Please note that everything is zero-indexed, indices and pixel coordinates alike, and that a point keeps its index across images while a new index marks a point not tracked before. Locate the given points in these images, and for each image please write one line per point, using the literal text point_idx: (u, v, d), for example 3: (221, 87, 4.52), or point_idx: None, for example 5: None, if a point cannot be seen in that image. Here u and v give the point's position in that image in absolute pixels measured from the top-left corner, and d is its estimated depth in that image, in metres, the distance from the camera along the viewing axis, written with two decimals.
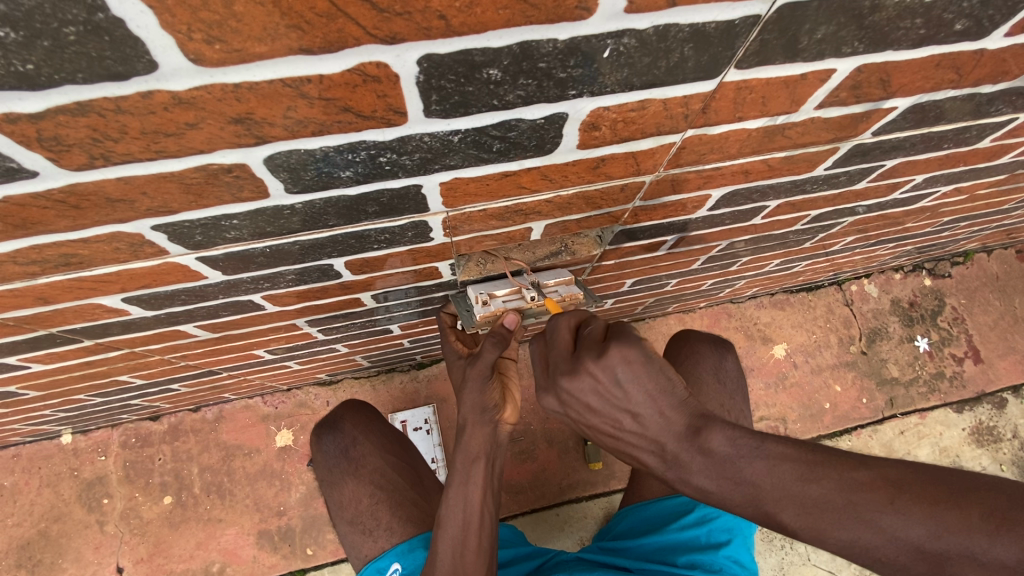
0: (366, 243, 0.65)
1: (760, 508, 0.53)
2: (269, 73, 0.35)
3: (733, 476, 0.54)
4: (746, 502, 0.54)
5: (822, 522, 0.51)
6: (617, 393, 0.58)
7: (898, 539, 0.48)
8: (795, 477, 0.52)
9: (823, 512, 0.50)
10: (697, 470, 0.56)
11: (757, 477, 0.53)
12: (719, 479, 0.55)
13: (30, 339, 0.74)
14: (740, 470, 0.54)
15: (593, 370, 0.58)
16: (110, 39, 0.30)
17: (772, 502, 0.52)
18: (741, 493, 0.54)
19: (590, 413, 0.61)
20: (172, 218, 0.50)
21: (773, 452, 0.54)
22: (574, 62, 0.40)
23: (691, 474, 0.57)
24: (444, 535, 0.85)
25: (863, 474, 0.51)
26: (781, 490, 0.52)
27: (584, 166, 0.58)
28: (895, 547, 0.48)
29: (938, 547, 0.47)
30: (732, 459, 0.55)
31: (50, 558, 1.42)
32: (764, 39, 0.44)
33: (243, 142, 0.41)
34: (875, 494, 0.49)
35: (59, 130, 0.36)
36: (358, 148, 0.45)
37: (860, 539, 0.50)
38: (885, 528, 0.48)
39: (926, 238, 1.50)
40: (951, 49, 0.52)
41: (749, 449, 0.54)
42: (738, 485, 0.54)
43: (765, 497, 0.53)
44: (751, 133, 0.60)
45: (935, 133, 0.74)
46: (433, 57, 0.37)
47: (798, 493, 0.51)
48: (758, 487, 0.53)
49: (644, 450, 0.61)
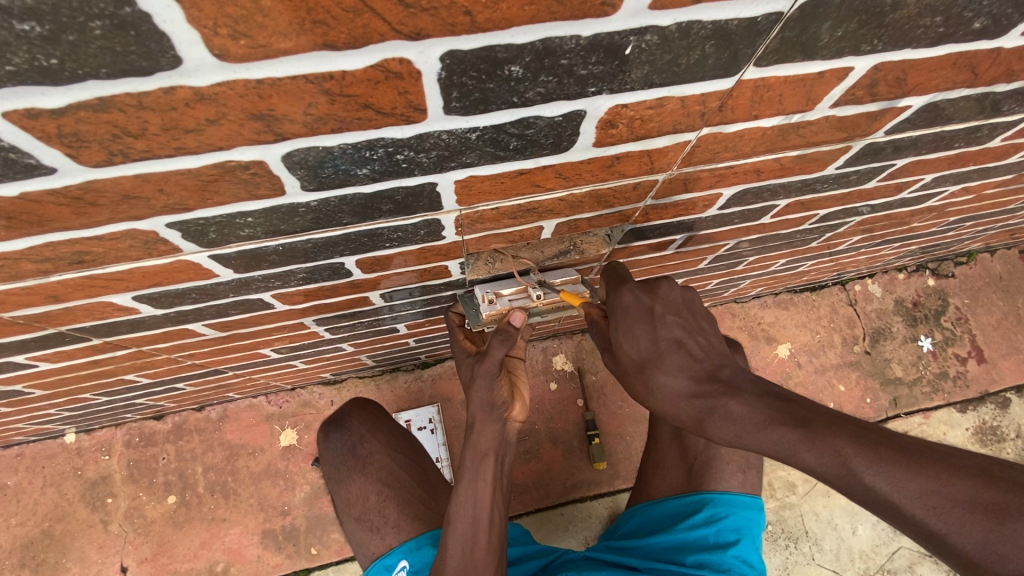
0: (378, 241, 0.65)
1: (812, 436, 0.52)
2: (292, 69, 0.35)
3: (781, 402, 0.57)
4: (793, 423, 0.54)
5: (875, 454, 0.50)
6: (702, 315, 0.65)
7: (953, 483, 0.47)
8: (844, 419, 0.54)
9: (876, 449, 0.50)
10: (750, 390, 0.58)
11: (804, 410, 0.56)
12: (768, 402, 0.56)
13: (39, 337, 0.73)
14: (788, 404, 0.57)
15: (689, 292, 0.67)
16: (135, 33, 0.30)
17: (825, 428, 0.53)
18: (789, 416, 0.55)
19: (678, 314, 0.63)
20: (187, 215, 0.49)
21: (814, 404, 0.58)
22: (596, 58, 0.40)
23: (743, 391, 0.58)
24: (454, 532, 0.84)
25: (909, 437, 0.53)
26: (832, 421, 0.53)
27: (598, 165, 0.58)
28: (950, 493, 0.47)
29: (993, 498, 0.46)
30: (778, 394, 0.59)
31: (54, 558, 1.41)
32: (784, 37, 0.43)
33: (262, 139, 0.41)
34: (926, 447, 0.51)
35: (80, 126, 0.35)
36: (376, 145, 0.44)
37: (915, 478, 0.48)
38: (941, 471, 0.48)
39: (931, 237, 1.50)
40: (968, 48, 0.52)
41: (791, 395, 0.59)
42: (787, 409, 0.56)
43: (816, 424, 0.53)
44: (766, 132, 0.59)
45: (946, 132, 0.74)
46: (456, 54, 0.36)
47: (851, 430, 0.52)
48: (807, 414, 0.55)
49: (702, 361, 0.61)
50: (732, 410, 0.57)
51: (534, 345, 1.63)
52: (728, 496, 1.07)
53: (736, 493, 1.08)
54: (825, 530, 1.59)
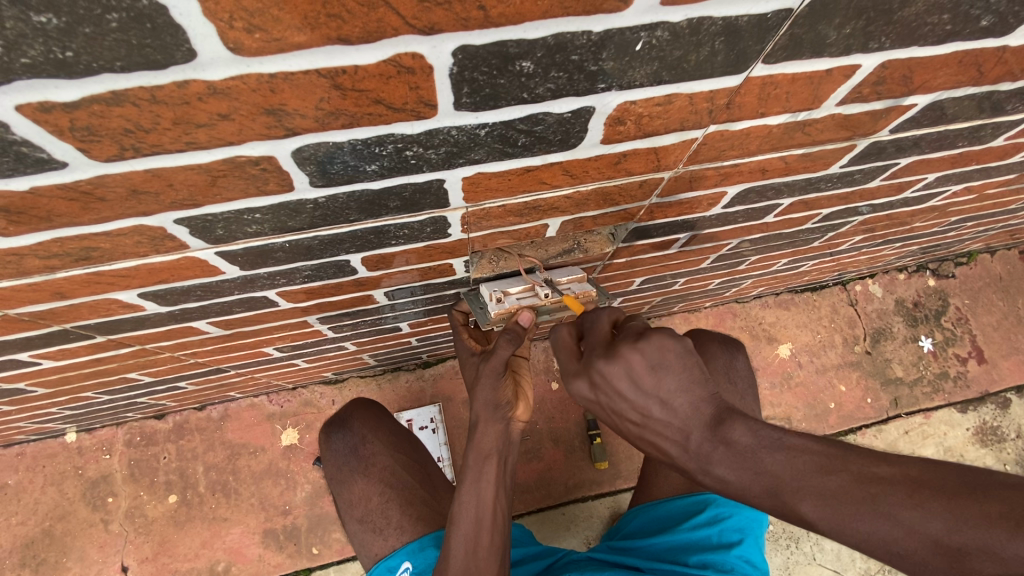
0: (384, 238, 0.65)
1: (778, 500, 0.52)
2: (305, 63, 0.35)
3: (754, 466, 0.54)
4: (762, 492, 0.53)
5: (837, 512, 0.49)
6: (653, 378, 0.58)
7: (915, 532, 0.46)
8: (814, 467, 0.52)
9: (838, 504, 0.49)
10: (719, 460, 0.55)
11: (776, 467, 0.53)
12: (738, 471, 0.54)
13: (44, 334, 0.73)
14: (761, 461, 0.54)
15: (630, 355, 0.59)
16: (151, 26, 0.30)
17: (790, 492, 0.52)
18: (759, 485, 0.53)
19: (621, 399, 0.60)
20: (196, 211, 0.49)
21: (794, 445, 0.53)
22: (606, 54, 0.40)
23: (713, 464, 0.56)
24: (457, 532, 0.84)
25: (881, 468, 0.50)
26: (798, 479, 0.52)
27: (605, 162, 0.58)
28: (914, 541, 0.46)
29: (954, 542, 0.45)
30: (754, 449, 0.54)
31: (54, 557, 1.41)
32: (793, 34, 0.44)
33: (273, 134, 0.41)
34: (892, 487, 0.48)
35: (93, 120, 0.35)
36: (386, 141, 0.45)
37: (877, 533, 0.48)
38: (902, 520, 0.47)
39: (932, 238, 1.50)
40: (975, 46, 0.52)
41: (770, 440, 0.54)
42: (757, 476, 0.53)
43: (783, 488, 0.52)
44: (773, 129, 0.60)
45: (950, 131, 0.74)
46: (469, 49, 0.37)
47: (817, 483, 0.51)
48: (774, 475, 0.53)
49: (667, 439, 0.59)
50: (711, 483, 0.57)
51: (535, 345, 1.63)
52: (730, 496, 1.09)
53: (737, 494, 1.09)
54: None
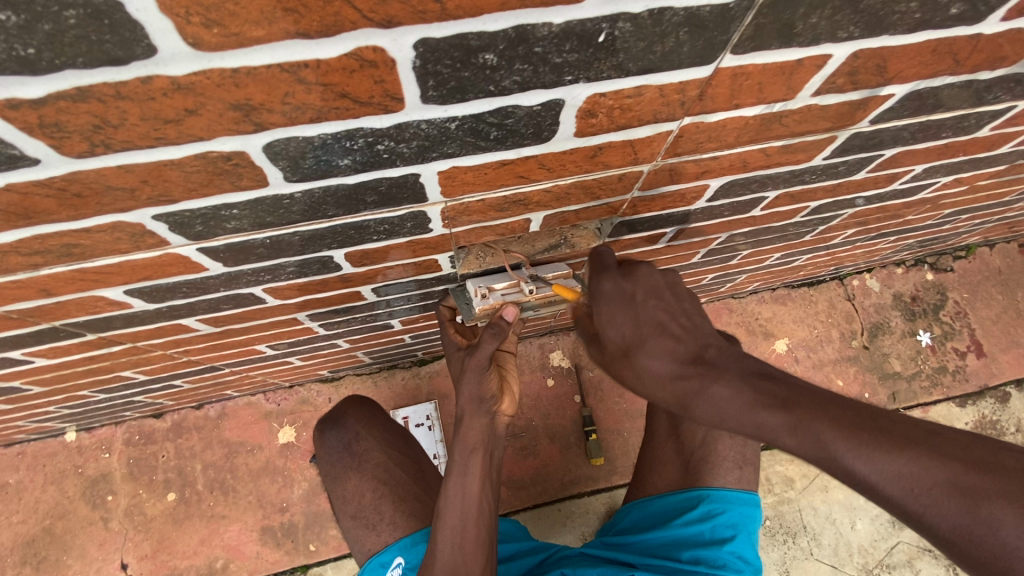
0: (365, 234, 0.66)
1: (793, 416, 0.54)
2: (266, 58, 0.35)
3: (767, 382, 0.58)
4: (776, 406, 0.56)
5: (855, 438, 0.52)
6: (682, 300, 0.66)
7: (933, 469, 0.50)
8: (830, 399, 0.56)
9: (856, 430, 0.53)
10: (733, 368, 0.60)
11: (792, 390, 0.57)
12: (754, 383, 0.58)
13: (34, 332, 0.74)
14: (775, 383, 0.58)
15: (669, 276, 0.67)
16: (109, 22, 0.31)
17: (806, 409, 0.55)
18: (774, 398, 0.56)
19: (656, 301, 0.65)
20: (173, 207, 0.50)
21: (807, 383, 0.59)
22: (569, 46, 0.41)
23: (726, 371, 0.60)
24: (444, 525, 0.85)
25: (895, 416, 0.55)
26: (813, 402, 0.55)
27: (581, 155, 0.58)
28: (931, 476, 0.50)
29: (972, 482, 0.49)
30: (769, 374, 0.60)
31: (55, 555, 1.43)
32: (759, 24, 0.44)
33: (241, 129, 0.41)
34: (909, 429, 0.53)
35: (60, 116, 0.36)
36: (356, 135, 0.45)
37: (895, 462, 0.51)
38: (922, 454, 0.51)
39: (927, 231, 1.50)
40: (948, 34, 0.52)
41: (782, 375, 0.60)
42: (771, 391, 0.57)
43: (799, 404, 0.55)
44: (748, 121, 0.60)
45: (933, 121, 0.74)
46: (429, 42, 0.37)
47: (834, 409, 0.55)
48: (789, 394, 0.57)
49: (683, 343, 0.63)
50: (716, 393, 0.59)
51: (531, 342, 1.63)
52: (725, 491, 1.06)
53: (733, 490, 1.07)
54: (824, 524, 1.58)
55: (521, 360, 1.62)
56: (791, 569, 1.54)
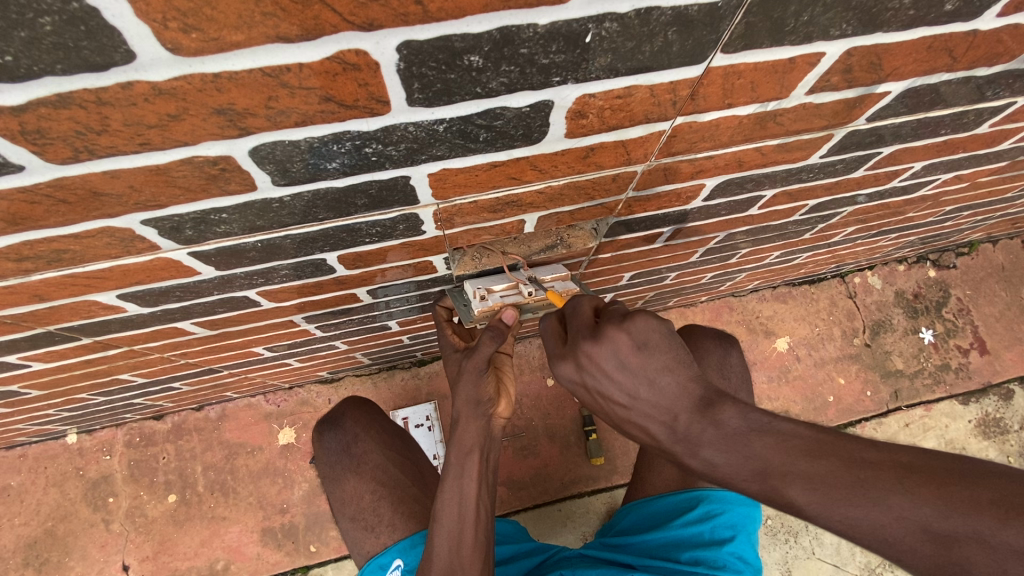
0: (358, 236, 0.65)
1: (766, 483, 0.53)
2: (248, 62, 0.35)
3: (742, 450, 0.54)
4: (751, 478, 0.53)
5: (824, 501, 0.50)
6: (639, 360, 0.58)
7: (904, 520, 0.48)
8: (803, 452, 0.52)
9: (828, 491, 0.50)
10: (707, 441, 0.55)
11: (767, 451, 0.53)
12: (729, 451, 0.54)
13: (29, 336, 0.74)
14: (751, 445, 0.54)
15: (616, 337, 0.58)
16: (86, 28, 0.30)
17: (779, 476, 0.52)
18: (748, 469, 0.53)
19: (608, 381, 0.60)
20: (162, 212, 0.50)
21: (783, 431, 0.54)
22: (556, 47, 0.40)
23: (701, 445, 0.56)
24: (441, 529, 0.84)
25: (874, 456, 0.51)
26: (786, 464, 0.52)
27: (574, 156, 0.58)
28: (902, 528, 0.48)
29: (946, 529, 0.46)
30: (746, 431, 0.54)
31: (57, 557, 1.43)
32: (749, 22, 0.43)
33: (226, 134, 0.41)
34: (884, 475, 0.49)
35: (43, 123, 0.36)
36: (344, 138, 0.45)
37: (865, 517, 0.49)
38: (893, 505, 0.48)
39: (928, 228, 1.48)
40: (944, 30, 0.52)
41: (761, 426, 0.54)
42: (746, 460, 0.53)
43: (773, 472, 0.52)
44: (742, 120, 0.59)
45: (931, 119, 0.73)
46: (413, 44, 0.37)
47: (806, 468, 0.51)
48: (763, 461, 0.53)
49: (654, 423, 0.59)
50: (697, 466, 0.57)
51: (530, 342, 1.63)
52: (723, 492, 1.07)
53: (731, 491, 1.07)
54: None
55: (520, 360, 1.61)
56: (793, 569, 1.53)
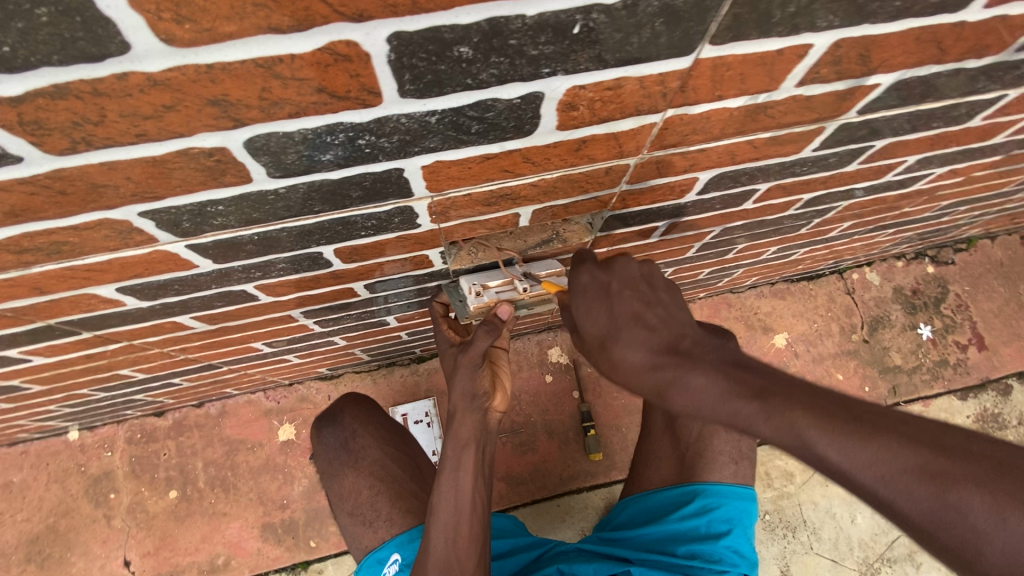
0: (353, 229, 0.66)
1: (767, 403, 0.55)
2: (240, 53, 0.36)
3: (740, 374, 0.59)
4: (749, 396, 0.57)
5: (826, 424, 0.52)
6: (660, 292, 0.66)
7: (903, 455, 0.50)
8: (804, 389, 0.57)
9: (830, 418, 0.53)
10: (709, 359, 0.61)
11: (764, 380, 0.58)
12: (727, 373, 0.59)
13: (30, 330, 0.75)
14: (750, 374, 0.59)
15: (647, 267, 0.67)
16: (81, 20, 0.31)
17: (780, 397, 0.55)
18: (747, 387, 0.57)
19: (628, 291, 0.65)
20: (159, 204, 0.51)
21: (781, 374, 0.60)
22: (545, 38, 0.41)
23: (704, 361, 0.61)
24: (437, 522, 0.85)
25: (871, 406, 0.55)
26: (788, 392, 0.56)
27: (566, 148, 0.58)
28: (901, 464, 0.49)
29: (943, 470, 0.48)
30: (743, 365, 0.61)
31: (59, 553, 1.44)
32: (736, 13, 0.44)
33: (221, 125, 0.42)
34: (882, 417, 0.53)
35: (40, 114, 0.37)
36: (337, 129, 0.45)
37: (866, 447, 0.50)
38: (893, 439, 0.50)
39: (925, 223, 1.49)
40: (931, 22, 0.52)
41: (757, 366, 0.61)
42: (744, 380, 0.58)
43: (772, 394, 0.56)
44: (732, 112, 0.60)
45: (923, 111, 0.73)
46: (403, 35, 0.37)
47: (807, 397, 0.55)
48: (764, 384, 0.58)
49: (660, 334, 0.62)
50: (692, 382, 0.59)
51: (528, 338, 1.64)
52: (720, 486, 1.07)
53: (728, 484, 1.07)
54: (823, 519, 1.58)
55: (519, 356, 1.62)
56: (791, 563, 1.54)
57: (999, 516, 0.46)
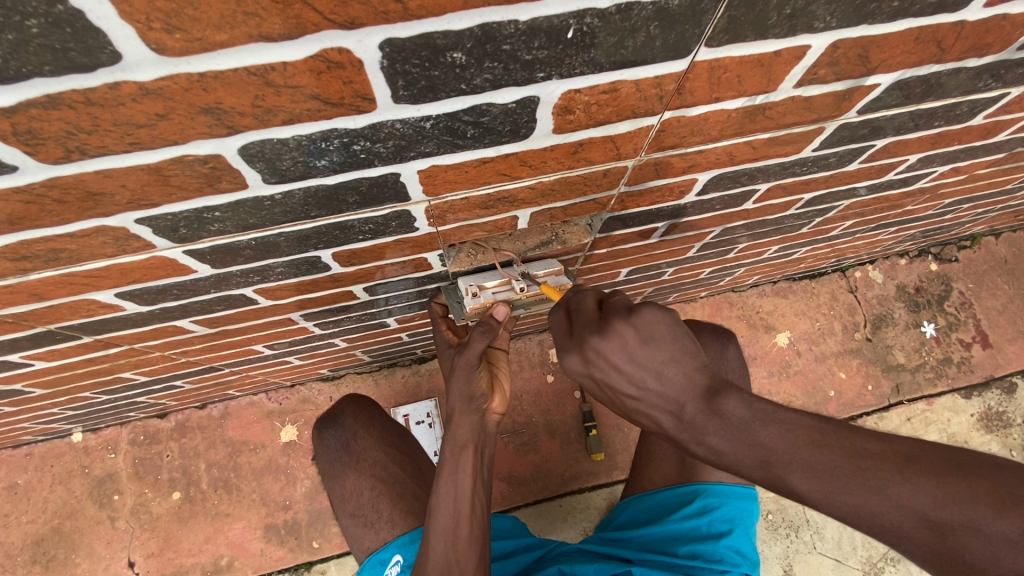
0: (351, 234, 0.66)
1: (770, 471, 0.54)
2: (233, 61, 0.35)
3: (747, 440, 0.54)
4: (753, 464, 0.55)
5: (829, 489, 0.52)
6: (646, 350, 0.58)
7: (903, 507, 0.50)
8: (807, 443, 0.53)
9: (830, 479, 0.52)
10: (713, 431, 0.56)
11: (770, 441, 0.54)
12: (731, 442, 0.55)
13: (31, 335, 0.75)
14: (755, 434, 0.54)
15: (624, 329, 0.58)
16: (71, 30, 0.31)
17: (782, 466, 0.53)
18: (752, 456, 0.55)
19: (617, 374, 0.60)
20: (155, 211, 0.51)
21: (787, 421, 0.55)
22: (538, 43, 0.41)
23: (706, 435, 0.56)
24: (436, 524, 0.85)
25: (875, 446, 0.52)
26: (791, 455, 0.53)
27: (563, 151, 0.58)
28: (901, 515, 0.50)
29: (942, 518, 0.49)
30: (750, 420, 0.55)
31: (64, 554, 1.45)
32: (732, 15, 0.43)
33: (214, 132, 0.42)
34: (883, 465, 0.51)
35: (34, 124, 0.37)
36: (332, 136, 0.45)
37: (865, 505, 0.51)
38: (892, 494, 0.50)
39: (929, 221, 1.48)
40: (929, 22, 0.52)
41: (763, 417, 0.55)
42: (751, 448, 0.54)
43: (775, 460, 0.54)
44: (730, 114, 0.59)
45: (924, 110, 0.73)
46: (396, 42, 0.37)
47: (809, 457, 0.53)
48: (767, 449, 0.54)
49: (662, 413, 0.60)
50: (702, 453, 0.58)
51: (530, 338, 1.64)
52: (721, 486, 1.07)
53: (728, 484, 1.07)
54: (826, 518, 1.57)
55: (520, 357, 1.62)
56: (794, 564, 1.53)
57: (996, 557, 0.47)
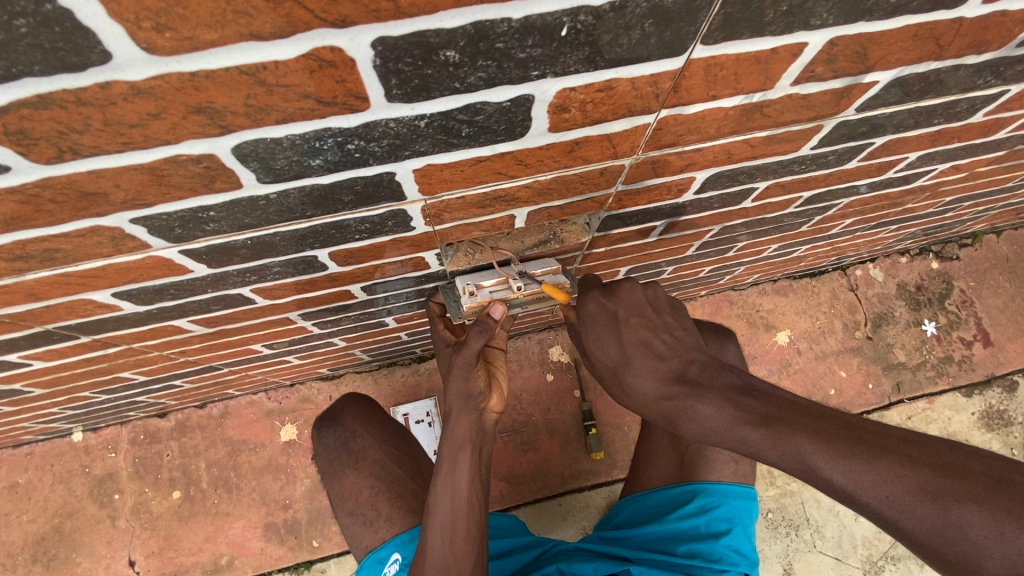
0: (347, 233, 0.66)
1: (773, 429, 0.56)
2: (224, 60, 0.35)
3: (747, 397, 0.61)
4: (756, 422, 0.58)
5: (833, 450, 0.53)
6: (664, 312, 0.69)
7: (905, 476, 0.50)
8: (807, 414, 0.58)
9: (833, 441, 0.54)
10: (716, 385, 0.62)
11: (770, 404, 0.59)
12: (734, 399, 0.61)
13: (28, 335, 0.76)
14: (755, 398, 0.61)
15: (651, 290, 0.71)
16: (61, 30, 0.31)
17: (785, 424, 0.56)
18: (754, 414, 0.58)
19: (637, 319, 0.68)
20: (148, 211, 0.51)
21: (785, 398, 0.61)
22: (532, 41, 0.40)
23: (707, 393, 0.62)
24: (434, 523, 0.85)
25: (872, 428, 0.56)
26: (793, 417, 0.57)
27: (559, 150, 0.58)
28: (903, 484, 0.50)
29: (942, 488, 0.49)
30: (748, 390, 0.62)
31: (64, 553, 1.46)
32: (727, 13, 0.43)
33: (207, 132, 0.41)
34: (881, 438, 0.54)
35: (24, 124, 0.37)
36: (325, 135, 0.45)
37: (867, 469, 0.51)
38: (893, 461, 0.51)
39: (929, 219, 1.47)
40: (928, 19, 0.51)
41: (762, 389, 0.63)
42: (753, 405, 0.60)
43: (777, 420, 0.57)
44: (728, 112, 0.59)
45: (923, 108, 0.72)
46: (387, 40, 0.37)
47: (811, 422, 0.56)
48: (770, 410, 0.59)
49: (669, 362, 0.66)
50: (700, 411, 0.61)
51: (529, 337, 1.64)
52: (720, 485, 1.06)
53: (728, 484, 1.06)
54: (827, 517, 1.57)
55: (520, 356, 1.62)
56: (794, 562, 1.53)
57: (999, 532, 0.47)
